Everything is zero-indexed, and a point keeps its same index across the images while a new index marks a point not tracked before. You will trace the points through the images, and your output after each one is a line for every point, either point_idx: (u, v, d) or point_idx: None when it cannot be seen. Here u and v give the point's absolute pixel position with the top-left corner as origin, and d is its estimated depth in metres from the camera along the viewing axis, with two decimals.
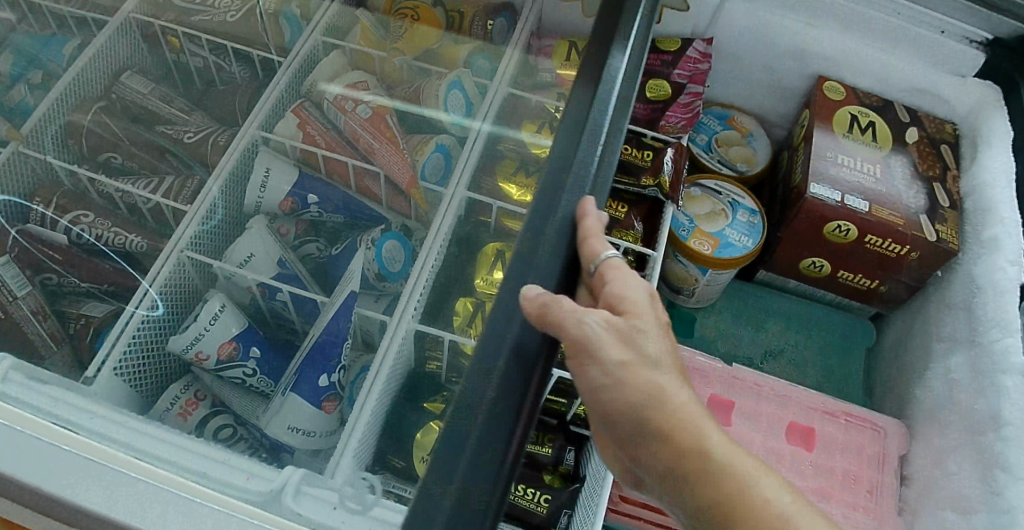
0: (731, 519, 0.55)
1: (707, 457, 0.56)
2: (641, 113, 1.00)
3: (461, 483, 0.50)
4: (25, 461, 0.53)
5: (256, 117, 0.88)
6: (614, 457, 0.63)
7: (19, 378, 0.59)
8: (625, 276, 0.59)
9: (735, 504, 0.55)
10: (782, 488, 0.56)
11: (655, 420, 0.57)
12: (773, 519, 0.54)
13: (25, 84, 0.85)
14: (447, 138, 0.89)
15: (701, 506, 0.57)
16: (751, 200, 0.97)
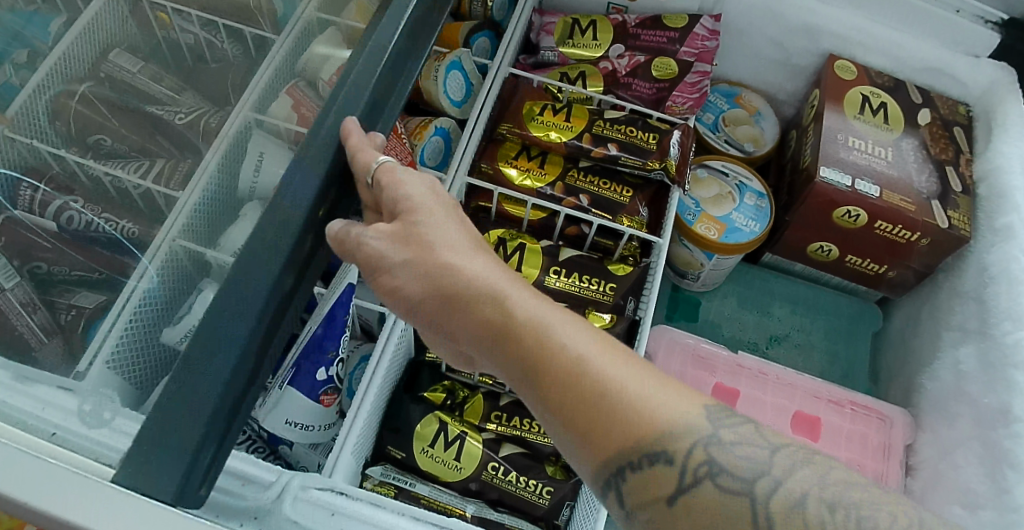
0: (539, 368, 0.51)
1: (524, 324, 0.52)
2: (644, 91, 0.95)
3: (193, 404, 0.52)
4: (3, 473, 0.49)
5: (248, 98, 0.85)
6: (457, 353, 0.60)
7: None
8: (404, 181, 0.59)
9: (538, 353, 0.51)
10: (581, 335, 0.51)
11: (458, 302, 0.55)
12: (566, 361, 0.50)
13: (10, 63, 0.82)
14: (446, 121, 0.86)
15: (521, 366, 0.52)
16: (758, 182, 0.95)
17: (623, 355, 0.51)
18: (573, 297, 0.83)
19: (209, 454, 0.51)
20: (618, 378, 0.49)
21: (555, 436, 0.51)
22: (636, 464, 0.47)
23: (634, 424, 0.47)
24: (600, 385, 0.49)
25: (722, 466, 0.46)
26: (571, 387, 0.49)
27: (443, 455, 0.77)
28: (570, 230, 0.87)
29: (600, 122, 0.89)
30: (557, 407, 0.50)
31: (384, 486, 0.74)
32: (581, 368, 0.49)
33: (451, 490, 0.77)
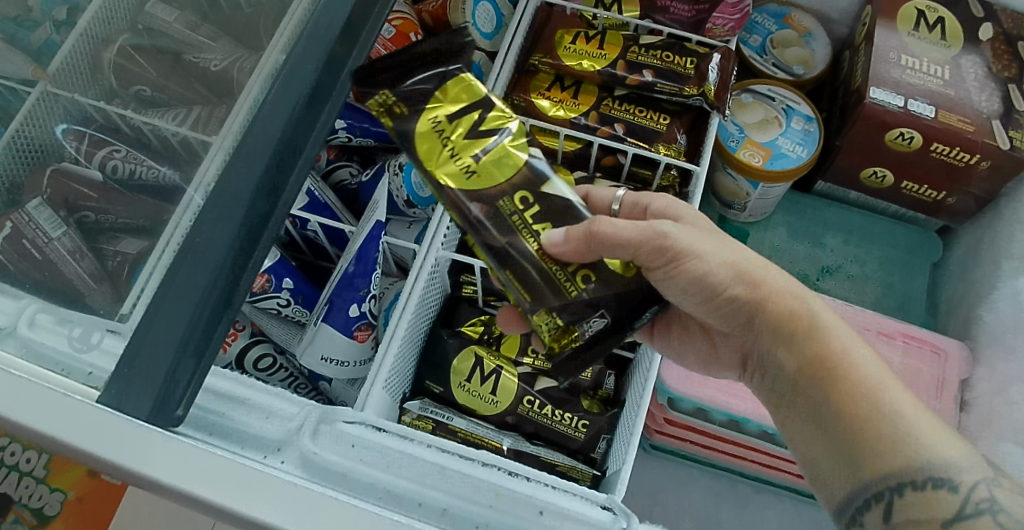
0: (825, 379, 0.52)
1: (803, 309, 0.55)
2: (683, 14, 0.88)
3: (162, 323, 0.50)
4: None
5: (282, 35, 0.79)
6: (760, 375, 0.61)
7: (43, 319, 0.60)
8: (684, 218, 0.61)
9: (829, 366, 0.52)
10: (871, 351, 0.53)
11: (701, 298, 0.58)
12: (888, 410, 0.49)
13: (51, 22, 0.85)
14: (478, 55, 0.85)
15: (793, 363, 0.55)
16: (807, 106, 0.90)
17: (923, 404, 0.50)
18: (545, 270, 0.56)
19: (185, 376, 0.50)
20: (909, 409, 0.49)
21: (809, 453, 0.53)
22: (918, 485, 0.46)
23: (925, 456, 0.47)
24: (902, 433, 0.48)
25: (1006, 507, 0.44)
26: (867, 415, 0.49)
27: (479, 389, 0.78)
28: (606, 160, 0.85)
29: (636, 48, 0.85)
30: (845, 432, 0.50)
31: (422, 420, 0.75)
32: (876, 393, 0.50)
33: (488, 423, 0.78)
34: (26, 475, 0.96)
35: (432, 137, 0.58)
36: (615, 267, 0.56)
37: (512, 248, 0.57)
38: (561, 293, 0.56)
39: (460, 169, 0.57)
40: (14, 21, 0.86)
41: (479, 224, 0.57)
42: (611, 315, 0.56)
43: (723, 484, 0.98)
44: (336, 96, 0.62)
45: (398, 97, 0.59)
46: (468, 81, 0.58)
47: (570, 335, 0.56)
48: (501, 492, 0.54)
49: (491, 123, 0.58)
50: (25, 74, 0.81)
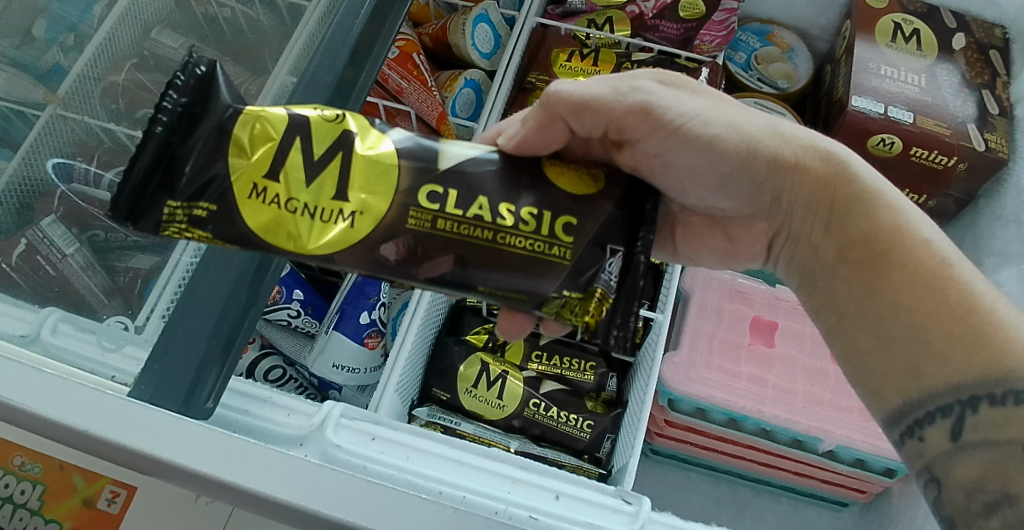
0: (883, 264, 0.50)
1: (853, 179, 0.53)
2: (672, 33, 0.93)
3: (188, 334, 0.56)
4: (34, 392, 0.50)
5: (294, 48, 0.80)
6: (795, 254, 0.58)
7: (64, 328, 0.62)
8: (678, 96, 0.52)
9: (888, 252, 0.50)
10: (934, 228, 0.50)
11: (726, 169, 0.53)
12: (969, 310, 0.45)
13: (59, 47, 0.86)
14: (476, 73, 0.88)
15: (841, 246, 0.53)
16: (791, 117, 0.95)
17: (996, 290, 0.47)
18: (514, 258, 0.48)
19: (211, 375, 0.54)
20: (989, 302, 0.45)
21: (861, 349, 0.50)
22: (996, 399, 0.43)
23: (1008, 358, 0.43)
24: (986, 329, 0.44)
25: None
26: (938, 307, 0.46)
27: (485, 394, 0.81)
28: None
29: (628, 64, 0.89)
30: (908, 328, 0.47)
31: (431, 426, 0.78)
32: (945, 281, 0.47)
33: (496, 427, 0.80)
34: (19, 506, 0.58)
35: (272, 208, 0.48)
36: (586, 192, 0.50)
37: (469, 268, 0.48)
38: (557, 264, 0.48)
39: (329, 221, 0.48)
40: (19, 50, 0.87)
41: (414, 262, 0.48)
42: (622, 245, 0.49)
43: (722, 488, 1.00)
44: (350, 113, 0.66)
45: (188, 198, 0.47)
46: (257, 114, 0.48)
47: (595, 298, 0.48)
48: (517, 479, 0.56)
49: (324, 144, 0.48)
50: (36, 98, 0.82)
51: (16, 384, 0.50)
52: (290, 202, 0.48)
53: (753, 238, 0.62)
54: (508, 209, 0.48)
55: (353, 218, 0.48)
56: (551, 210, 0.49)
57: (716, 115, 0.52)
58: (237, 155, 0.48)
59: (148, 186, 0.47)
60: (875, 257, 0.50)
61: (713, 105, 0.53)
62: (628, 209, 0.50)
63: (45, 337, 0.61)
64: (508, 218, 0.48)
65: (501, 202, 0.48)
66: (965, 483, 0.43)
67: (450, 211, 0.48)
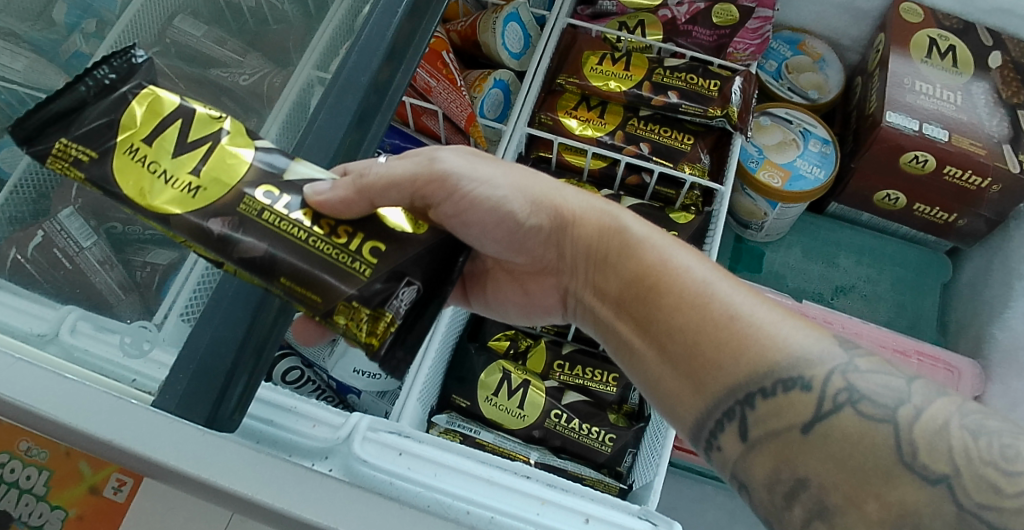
0: (656, 295, 0.54)
1: (620, 229, 0.58)
2: (704, 39, 0.91)
3: (219, 334, 0.55)
4: (56, 399, 0.48)
5: (319, 43, 0.78)
6: (585, 307, 0.63)
7: (83, 328, 0.60)
8: (472, 162, 0.56)
9: (655, 284, 0.54)
10: (694, 257, 0.55)
11: (506, 234, 0.59)
12: (728, 323, 0.50)
13: (80, 33, 0.84)
14: (505, 73, 0.85)
15: (621, 288, 0.57)
16: (823, 129, 0.94)
17: (759, 300, 0.51)
18: (337, 267, 0.48)
19: (239, 385, 0.53)
20: (748, 311, 0.50)
21: (651, 367, 0.54)
22: (768, 391, 0.47)
23: (769, 356, 0.47)
24: (750, 334, 0.49)
25: (863, 394, 0.45)
26: (703, 323, 0.50)
27: (506, 403, 0.80)
28: (631, 179, 0.86)
29: (661, 70, 0.87)
30: (683, 345, 0.51)
31: (449, 433, 0.77)
32: (707, 298, 0.51)
33: (516, 437, 0.79)
34: (26, 492, 0.69)
35: (138, 168, 0.49)
36: (409, 230, 0.50)
37: (276, 258, 0.48)
38: (353, 276, 0.48)
39: (178, 190, 0.49)
40: (39, 35, 0.84)
41: (230, 242, 0.48)
42: (419, 280, 0.49)
43: (739, 502, 0.99)
44: (381, 116, 0.65)
45: (81, 139, 0.49)
46: (153, 93, 0.50)
47: (382, 319, 0.48)
48: (546, 500, 0.55)
49: (199, 133, 0.50)
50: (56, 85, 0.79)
51: (38, 390, 0.48)
52: (156, 171, 0.49)
53: (545, 292, 0.68)
54: (345, 230, 0.49)
55: (133, 178, 0.49)
56: (364, 233, 0.49)
57: (503, 181, 0.57)
58: (128, 120, 0.49)
59: (48, 122, 0.49)
60: (645, 291, 0.55)
61: (505, 173, 0.57)
62: (448, 245, 0.52)
63: (65, 337, 0.59)
64: (343, 236, 0.49)
65: (341, 223, 0.49)
66: (764, 479, 0.46)
67: (280, 207, 0.49)
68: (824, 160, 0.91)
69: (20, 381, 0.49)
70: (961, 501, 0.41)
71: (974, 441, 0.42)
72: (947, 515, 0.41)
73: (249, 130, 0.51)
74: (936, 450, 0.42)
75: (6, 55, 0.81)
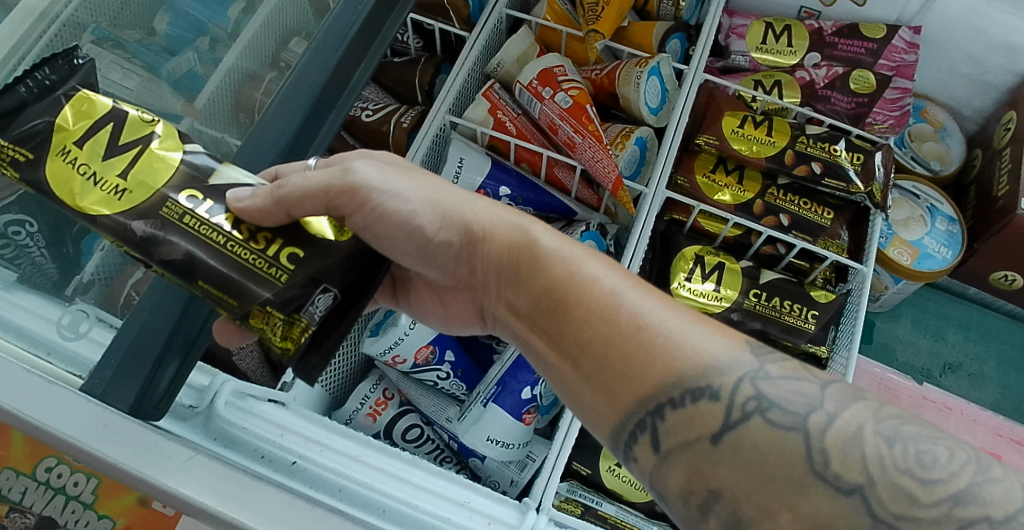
0: (561, 308, 0.50)
1: (529, 243, 0.53)
2: (843, 107, 0.88)
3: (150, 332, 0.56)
4: (268, 511, 0.50)
5: (447, 96, 0.81)
6: (502, 323, 0.59)
7: (235, 400, 0.59)
8: (387, 173, 0.53)
9: (562, 299, 0.50)
10: (605, 268, 0.51)
11: (418, 246, 0.55)
12: (630, 329, 0.47)
13: (193, 50, 0.79)
14: (646, 131, 0.82)
15: (528, 303, 0.53)
16: (950, 205, 0.92)
17: (667, 304, 0.49)
18: (243, 267, 0.48)
19: (169, 368, 0.56)
20: (654, 319, 0.47)
21: (566, 384, 0.51)
22: (676, 402, 0.45)
23: (677, 366, 0.45)
24: (657, 344, 0.46)
25: (773, 402, 0.43)
26: (611, 335, 0.48)
27: (630, 475, 0.78)
28: (766, 249, 0.83)
29: (803, 138, 0.84)
30: (594, 359, 0.48)
31: (570, 502, 0.75)
32: (614, 308, 0.48)
33: (636, 511, 0.78)
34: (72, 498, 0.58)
35: (70, 172, 0.49)
36: (330, 237, 0.50)
37: (195, 263, 0.48)
38: (267, 281, 0.47)
39: (105, 193, 0.49)
40: (142, 45, 0.79)
41: (153, 246, 0.48)
42: (337, 287, 0.49)
43: None
44: (336, 115, 0.68)
45: (13, 140, 0.49)
46: (89, 97, 0.51)
47: (296, 325, 0.47)
48: None
49: (131, 137, 0.50)
50: (172, 107, 0.74)
51: (249, 502, 0.50)
52: (83, 174, 0.49)
53: (462, 304, 0.65)
54: (259, 234, 0.49)
55: (65, 184, 0.49)
56: (281, 240, 0.49)
57: (414, 195, 0.53)
58: (61, 120, 0.50)
59: None
60: (551, 307, 0.51)
61: (416, 184, 0.54)
62: (364, 256, 0.51)
63: (220, 412, 0.57)
64: (261, 243, 0.48)
65: (261, 229, 0.49)
66: (678, 489, 0.44)
67: (200, 212, 0.49)
68: (950, 238, 0.90)
69: (225, 491, 0.50)
70: (877, 513, 0.40)
71: (888, 448, 0.41)
72: (860, 526, 0.40)
73: (182, 134, 0.51)
74: (849, 460, 0.41)
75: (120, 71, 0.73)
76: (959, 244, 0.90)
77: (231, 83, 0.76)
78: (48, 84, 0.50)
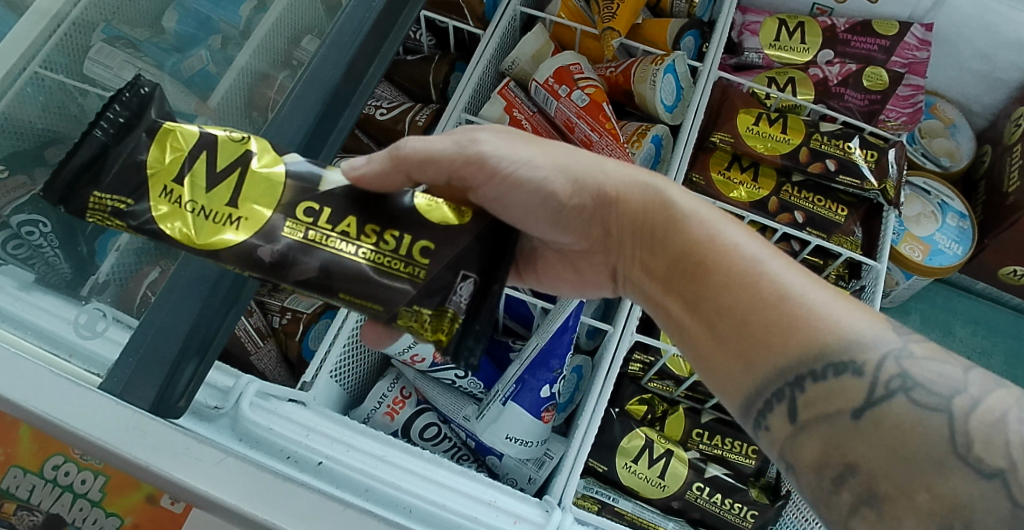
0: (703, 273, 0.51)
1: (666, 204, 0.54)
2: (855, 104, 0.88)
3: (163, 330, 0.57)
4: (306, 510, 0.50)
5: (463, 94, 0.80)
6: (633, 287, 0.60)
7: (259, 402, 0.59)
8: (511, 142, 0.53)
9: (703, 264, 0.51)
10: (742, 234, 0.52)
11: (551, 211, 0.55)
12: (772, 298, 0.48)
13: (205, 49, 0.78)
14: (662, 128, 0.81)
15: (665, 266, 0.54)
16: (960, 201, 0.92)
17: (807, 275, 0.49)
18: (383, 269, 0.48)
19: (189, 367, 0.56)
20: (797, 290, 0.48)
21: (698, 349, 0.52)
22: (818, 374, 0.46)
23: (820, 339, 0.46)
24: (802, 315, 0.47)
25: (917, 381, 0.44)
26: (754, 304, 0.48)
27: (646, 472, 0.78)
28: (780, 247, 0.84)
29: (818, 135, 0.84)
30: (733, 326, 0.49)
31: (587, 500, 0.76)
32: (756, 277, 0.49)
33: (653, 506, 0.78)
34: (80, 497, 0.64)
35: (176, 210, 0.49)
36: (454, 220, 0.49)
37: (332, 277, 0.48)
38: (408, 280, 0.48)
39: (220, 223, 0.48)
40: (152, 44, 0.78)
41: (283, 267, 0.48)
42: (476, 273, 0.49)
43: None
44: (350, 109, 0.67)
45: (107, 186, 0.49)
46: (172, 130, 0.50)
47: (446, 318, 0.47)
48: None
49: (227, 160, 0.50)
50: (186, 107, 0.73)
51: (282, 503, 0.50)
52: (195, 210, 0.49)
53: (595, 270, 0.63)
54: (373, 229, 0.49)
55: (182, 226, 0.49)
56: (411, 233, 0.49)
57: (544, 159, 0.54)
58: (153, 162, 0.49)
59: (77, 175, 0.49)
60: (689, 272, 0.52)
61: (543, 151, 0.55)
62: (494, 233, 0.51)
63: (244, 412, 0.57)
64: (388, 241, 0.48)
65: (374, 224, 0.49)
66: (812, 462, 0.46)
67: (322, 225, 0.48)
68: (961, 233, 0.90)
69: (259, 492, 0.50)
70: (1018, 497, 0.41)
71: None
72: (1002, 512, 0.41)
73: (278, 147, 0.50)
74: (993, 443, 0.42)
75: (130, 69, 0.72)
76: (970, 240, 0.90)
77: (244, 82, 0.75)
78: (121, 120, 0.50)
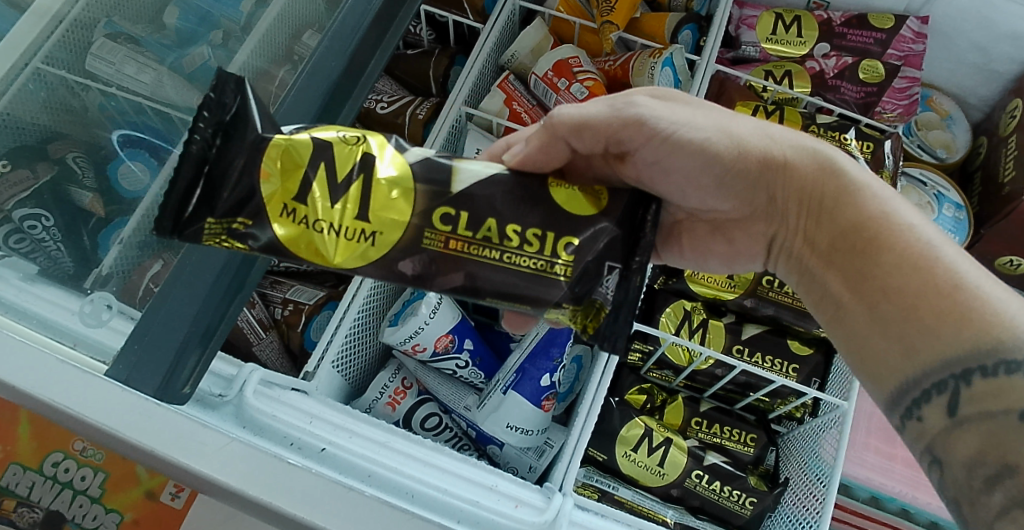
0: (871, 251, 0.49)
1: (838, 173, 0.52)
2: (851, 96, 0.90)
3: (172, 319, 0.57)
4: (312, 494, 0.51)
5: (463, 87, 0.81)
6: (790, 259, 0.57)
7: (263, 390, 0.60)
8: (670, 106, 0.53)
9: (872, 241, 0.49)
10: (921, 215, 0.50)
11: (719, 174, 0.54)
12: (942, 286, 0.46)
13: (206, 44, 0.78)
14: None
15: (830, 239, 0.52)
16: (956, 192, 0.93)
17: (983, 270, 0.47)
18: (532, 265, 0.49)
19: (191, 357, 0.57)
20: (973, 278, 0.45)
21: (856, 329, 0.50)
22: (988, 370, 0.43)
23: (993, 331, 0.44)
24: (970, 304, 0.45)
25: None
26: (923, 288, 0.46)
27: (646, 460, 0.78)
28: None
29: (814, 127, 0.85)
30: (898, 308, 0.47)
31: (587, 488, 0.77)
32: (930, 262, 0.47)
33: (653, 495, 0.79)
34: (80, 492, 0.82)
35: (302, 229, 0.49)
36: (588, 210, 0.50)
37: (478, 280, 0.50)
38: (557, 279, 0.49)
39: (354, 240, 0.49)
40: (152, 39, 0.78)
41: (428, 277, 0.50)
42: (620, 262, 0.50)
43: None
44: (353, 101, 0.69)
45: (227, 212, 0.49)
46: (284, 144, 0.49)
47: (593, 308, 0.50)
48: None
49: (346, 167, 0.49)
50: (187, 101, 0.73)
51: (287, 488, 0.51)
52: (322, 226, 0.49)
53: (750, 238, 0.60)
54: (515, 231, 0.49)
55: (318, 246, 0.49)
56: (554, 230, 0.50)
57: (707, 122, 0.52)
58: (270, 183, 0.49)
59: (188, 203, 0.49)
60: (859, 248, 0.50)
61: (707, 114, 0.53)
62: (630, 217, 0.52)
63: (249, 400, 0.58)
64: (515, 238, 0.49)
65: (508, 223, 0.50)
66: (966, 457, 0.44)
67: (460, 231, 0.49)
68: (957, 224, 0.91)
69: (262, 476, 0.51)
70: None
71: None
72: None
73: (399, 147, 0.50)
74: None
75: (134, 65, 0.73)
76: (966, 230, 0.91)
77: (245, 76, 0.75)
78: (219, 131, 0.50)
